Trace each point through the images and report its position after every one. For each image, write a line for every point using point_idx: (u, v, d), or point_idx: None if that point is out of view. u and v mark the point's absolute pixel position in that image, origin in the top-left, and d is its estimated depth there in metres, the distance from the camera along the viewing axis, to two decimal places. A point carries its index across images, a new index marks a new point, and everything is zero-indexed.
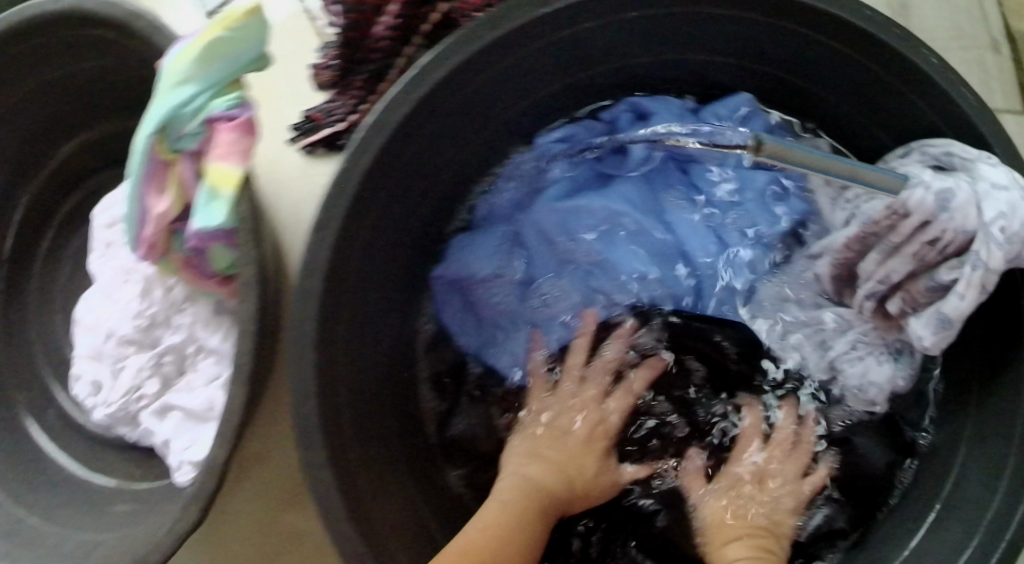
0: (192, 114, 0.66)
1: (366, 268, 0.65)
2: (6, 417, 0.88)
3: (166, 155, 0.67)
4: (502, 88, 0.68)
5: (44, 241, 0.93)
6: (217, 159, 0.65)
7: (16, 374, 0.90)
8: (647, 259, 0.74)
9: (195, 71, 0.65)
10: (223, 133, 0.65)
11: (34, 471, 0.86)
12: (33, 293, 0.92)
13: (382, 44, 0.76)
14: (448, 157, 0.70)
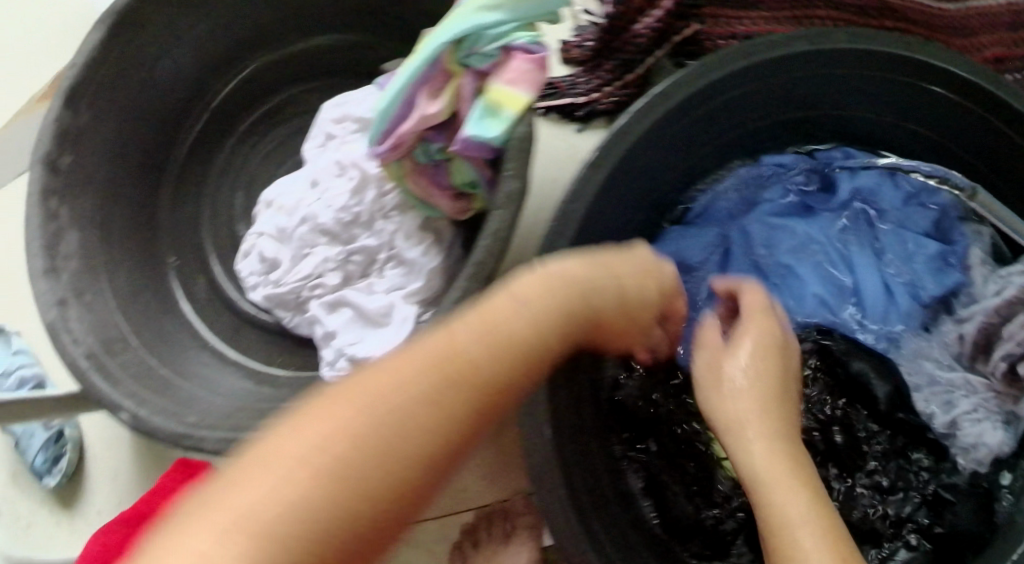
0: (493, 38, 0.70)
1: (601, 221, 0.70)
2: (161, 275, 0.90)
3: (452, 67, 0.72)
4: (744, 104, 0.74)
5: (234, 128, 0.95)
6: (505, 82, 0.70)
7: (180, 239, 0.93)
8: (825, 289, 0.80)
9: (507, 2, 0.70)
10: (519, 62, 0.70)
11: (167, 333, 0.86)
12: (212, 171, 0.94)
13: (639, 41, 0.83)
14: (686, 152, 0.76)
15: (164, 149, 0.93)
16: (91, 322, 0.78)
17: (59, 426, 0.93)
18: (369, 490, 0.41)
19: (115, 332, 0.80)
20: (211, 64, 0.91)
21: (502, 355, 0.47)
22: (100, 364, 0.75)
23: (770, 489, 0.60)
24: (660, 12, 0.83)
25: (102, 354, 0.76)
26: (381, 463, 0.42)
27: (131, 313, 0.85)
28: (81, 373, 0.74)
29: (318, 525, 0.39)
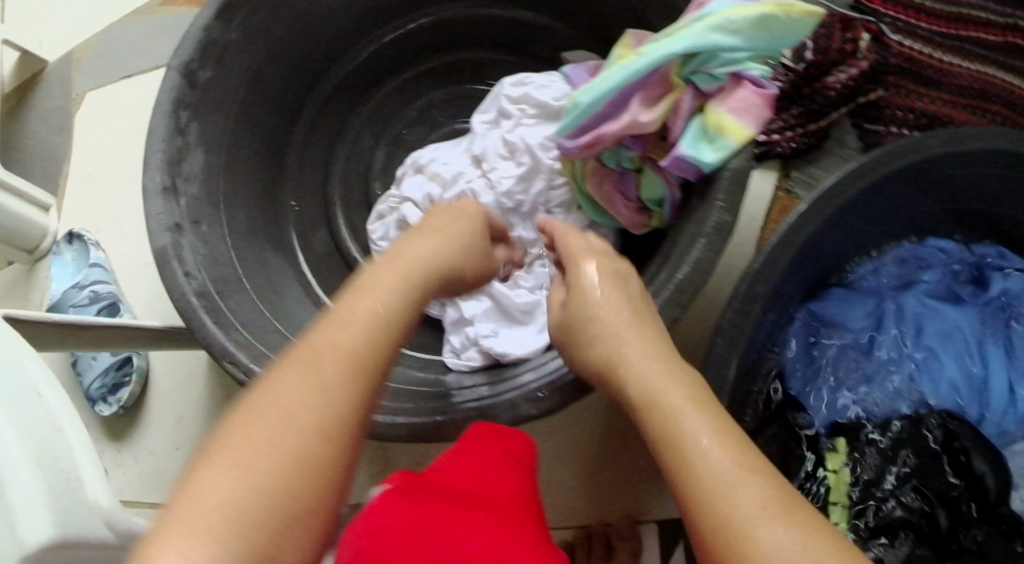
0: (722, 63, 0.66)
1: (788, 273, 0.69)
2: (282, 223, 0.86)
3: (672, 80, 0.67)
4: (929, 185, 0.74)
5: (383, 85, 0.93)
6: (729, 110, 0.65)
7: (309, 188, 0.90)
8: (955, 378, 0.76)
9: (746, 29, 0.64)
10: (746, 93, 0.65)
11: (279, 281, 0.81)
12: (353, 124, 0.93)
13: (829, 93, 0.81)
14: (863, 219, 0.75)
15: (305, 90, 0.88)
16: (205, 254, 0.72)
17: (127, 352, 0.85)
18: (295, 451, 0.42)
19: (228, 270, 0.74)
20: (370, 14, 0.86)
21: (412, 286, 0.53)
22: (211, 304, 0.69)
23: (746, 515, 0.42)
24: (852, 71, 0.82)
25: (214, 293, 0.70)
26: (305, 451, 0.42)
27: (243, 253, 0.78)
28: (188, 309, 0.67)
29: (263, 496, 0.40)
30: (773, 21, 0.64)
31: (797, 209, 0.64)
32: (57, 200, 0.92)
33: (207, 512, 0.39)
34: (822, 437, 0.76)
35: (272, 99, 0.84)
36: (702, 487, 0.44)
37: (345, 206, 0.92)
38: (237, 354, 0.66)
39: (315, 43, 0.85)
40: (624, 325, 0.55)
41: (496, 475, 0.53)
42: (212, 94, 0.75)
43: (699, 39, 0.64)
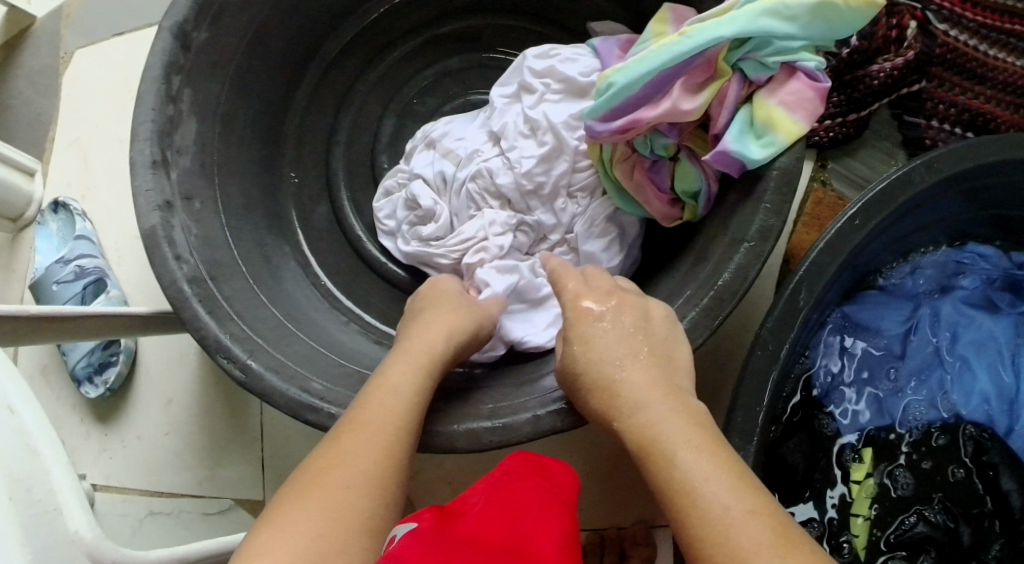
0: (773, 52, 0.62)
1: (829, 281, 0.65)
2: (280, 200, 0.81)
3: (721, 65, 0.63)
4: (979, 196, 0.69)
5: (392, 52, 0.87)
6: (781, 104, 0.62)
7: (310, 163, 0.85)
8: (994, 393, 0.71)
9: (802, 16, 0.61)
10: (800, 86, 0.62)
11: (278, 263, 0.76)
12: (358, 94, 0.87)
13: (873, 82, 0.78)
14: (910, 228, 0.70)
15: (309, 56, 0.82)
16: (198, 236, 0.67)
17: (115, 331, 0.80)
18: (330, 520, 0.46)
19: (224, 253, 0.69)
20: None
21: (430, 371, 0.57)
22: (205, 292, 0.64)
23: (739, 550, 0.41)
24: (899, 60, 0.77)
25: (208, 279, 0.65)
26: (340, 513, 0.46)
27: (243, 233, 0.74)
28: (178, 298, 0.62)
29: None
30: (829, 8, 0.61)
31: (843, 213, 0.62)
32: (41, 165, 0.87)
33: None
34: (848, 448, 0.71)
35: (274, 66, 0.78)
36: (700, 538, 0.43)
37: (351, 182, 0.87)
38: (231, 348, 0.62)
39: (320, 7, 0.78)
40: (625, 358, 0.54)
41: (533, 527, 0.47)
42: (209, 62, 0.70)
43: (751, 22, 0.60)
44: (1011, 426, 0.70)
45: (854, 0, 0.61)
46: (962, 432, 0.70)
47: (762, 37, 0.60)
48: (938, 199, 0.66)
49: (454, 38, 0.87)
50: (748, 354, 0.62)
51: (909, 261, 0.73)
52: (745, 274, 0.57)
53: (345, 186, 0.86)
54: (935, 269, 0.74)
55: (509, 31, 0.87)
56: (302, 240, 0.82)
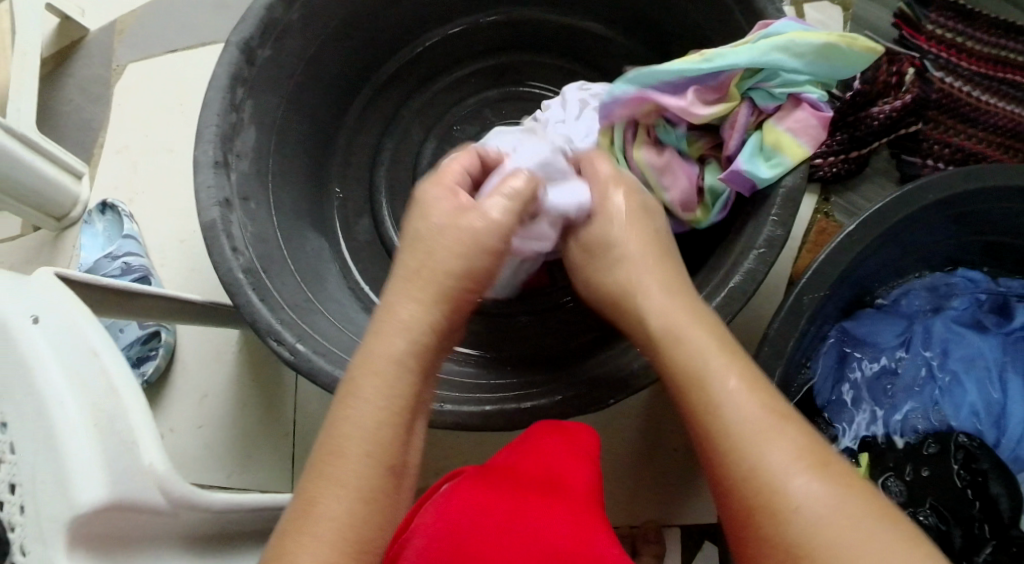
0: (782, 83, 0.69)
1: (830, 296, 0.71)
2: (322, 210, 0.86)
3: (733, 91, 0.71)
4: (967, 222, 0.76)
5: (432, 81, 0.94)
6: (788, 130, 0.69)
7: (350, 177, 0.90)
8: (982, 404, 0.76)
9: (810, 55, 0.68)
10: (805, 115, 0.69)
11: (320, 266, 0.81)
12: (398, 117, 0.93)
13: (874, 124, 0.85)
14: (905, 249, 0.77)
15: (356, 79, 0.88)
16: (251, 231, 0.71)
17: (156, 327, 0.84)
18: (367, 463, 0.46)
19: (273, 249, 0.74)
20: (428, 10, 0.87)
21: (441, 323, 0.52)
22: (257, 280, 0.68)
23: (769, 466, 0.44)
24: (897, 104, 0.85)
25: (259, 270, 0.69)
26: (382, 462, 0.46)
27: (290, 235, 0.78)
28: (233, 283, 0.66)
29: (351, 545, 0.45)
30: (833, 49, 0.68)
31: (844, 229, 0.68)
32: (89, 169, 0.91)
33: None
34: (846, 453, 0.77)
35: (323, 84, 0.84)
36: (734, 456, 0.45)
37: (390, 200, 0.91)
38: (281, 332, 0.66)
39: (370, 32, 0.85)
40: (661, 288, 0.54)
41: (559, 469, 0.55)
42: (269, 76, 0.75)
43: (764, 56, 0.67)
44: (996, 436, 0.76)
45: (858, 47, 0.68)
46: (953, 439, 0.74)
47: (773, 67, 0.67)
48: (930, 220, 0.73)
49: (495, 74, 0.94)
50: (762, 356, 0.67)
51: (901, 285, 0.82)
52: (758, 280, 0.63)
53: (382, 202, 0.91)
54: (927, 293, 0.81)
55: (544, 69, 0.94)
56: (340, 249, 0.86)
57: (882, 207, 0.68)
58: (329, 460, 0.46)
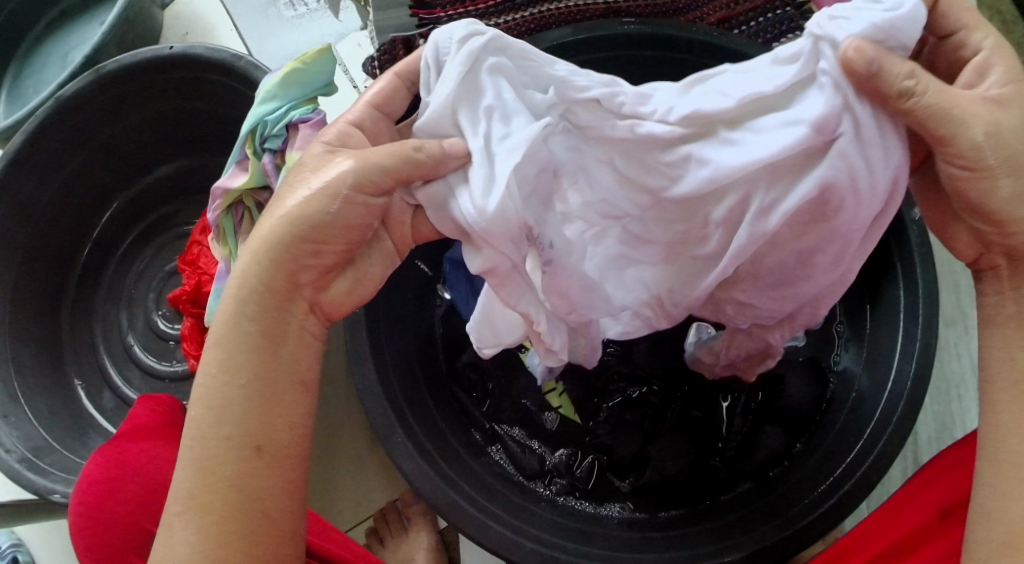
0: (275, 121, 0.79)
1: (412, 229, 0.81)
2: (68, 393, 0.95)
3: (250, 153, 0.80)
4: None
5: (121, 246, 1.03)
6: (297, 149, 0.78)
7: (79, 355, 0.99)
8: None
9: (280, 91, 0.79)
10: (304, 131, 0.79)
11: (81, 435, 0.92)
12: (105, 288, 1.03)
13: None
14: None
15: (60, 282, 0.99)
16: (20, 434, 0.84)
17: (12, 552, 0.96)
18: (231, 400, 0.57)
19: (36, 437, 0.85)
20: (85, 201, 0.99)
21: (268, 269, 0.58)
22: (33, 464, 0.81)
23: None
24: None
25: (34, 457, 0.83)
26: (244, 390, 0.57)
27: (48, 423, 0.89)
28: (13, 474, 0.80)
29: (234, 467, 0.56)
30: (293, 75, 0.79)
31: None
32: None
33: (187, 498, 0.56)
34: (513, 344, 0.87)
35: (31, 304, 0.95)
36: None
37: (110, 350, 1.00)
38: (59, 488, 0.79)
39: (53, 240, 0.97)
40: None
41: (147, 447, 0.74)
42: None
43: (247, 120, 0.78)
44: None
45: (310, 58, 0.79)
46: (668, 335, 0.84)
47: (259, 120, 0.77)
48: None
49: (159, 219, 1.05)
50: (385, 312, 0.77)
51: None
52: None
53: (105, 355, 1.00)
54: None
55: (192, 185, 1.05)
56: (101, 423, 0.95)
57: None
58: (208, 392, 0.57)
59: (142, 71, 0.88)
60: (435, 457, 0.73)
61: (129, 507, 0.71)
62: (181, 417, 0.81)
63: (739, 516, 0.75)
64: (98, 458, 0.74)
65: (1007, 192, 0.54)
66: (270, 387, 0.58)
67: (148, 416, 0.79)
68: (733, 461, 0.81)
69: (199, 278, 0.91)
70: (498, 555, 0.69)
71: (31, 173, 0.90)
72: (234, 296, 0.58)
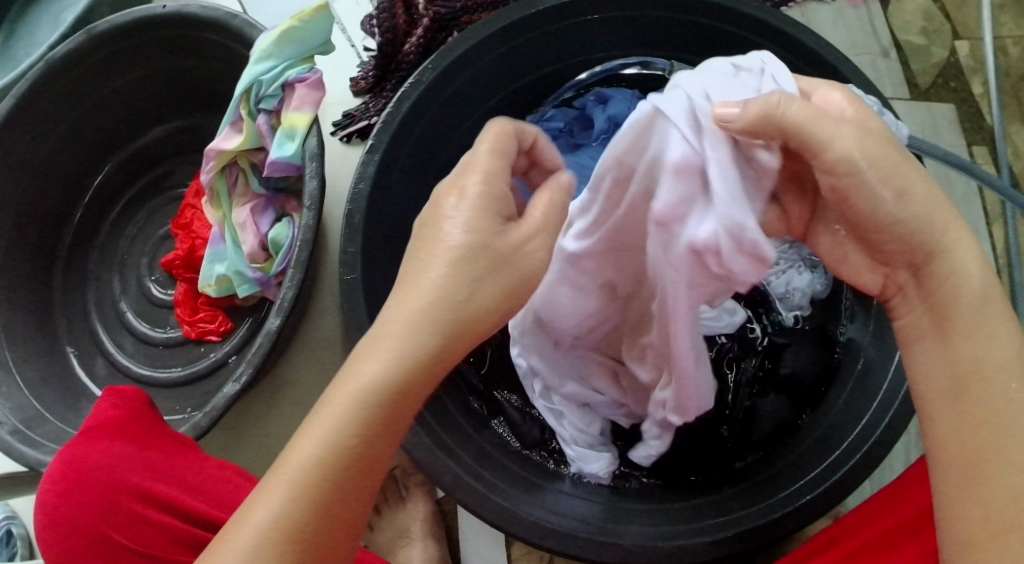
0: (271, 81, 0.77)
1: (407, 193, 0.79)
2: (59, 361, 0.93)
3: (245, 114, 0.79)
4: (524, 63, 0.82)
5: (113, 211, 1.01)
6: (292, 109, 0.76)
7: (69, 321, 0.96)
8: None
9: (275, 49, 0.76)
10: (300, 90, 0.77)
11: (72, 404, 0.90)
12: (95, 253, 1.00)
13: (409, 58, 0.85)
14: (480, 112, 0.84)
15: (50, 249, 0.97)
16: (11, 404, 0.82)
17: (6, 526, 0.91)
18: (329, 477, 0.47)
19: (26, 407, 0.84)
20: (76, 166, 0.97)
21: (394, 386, 0.48)
22: (24, 436, 0.80)
23: (1011, 406, 0.50)
24: (420, 29, 0.84)
25: (25, 428, 0.81)
26: (355, 469, 0.48)
27: (38, 391, 0.87)
28: (4, 446, 0.79)
29: (321, 502, 0.47)
30: (289, 33, 0.76)
31: (374, 135, 0.74)
32: None
33: (266, 530, 0.46)
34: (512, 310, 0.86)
35: (21, 272, 0.93)
36: (985, 423, 0.50)
37: (102, 317, 0.96)
38: (50, 460, 0.78)
39: (42, 205, 0.95)
40: (968, 267, 0.52)
41: (108, 446, 0.72)
42: None
43: (240, 82, 0.76)
44: None
45: (306, 15, 0.77)
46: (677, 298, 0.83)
47: (254, 81, 0.75)
48: (467, 90, 0.79)
49: (152, 181, 1.01)
50: (383, 278, 0.75)
51: None
52: (313, 235, 0.72)
53: (96, 321, 0.96)
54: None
55: (184, 148, 1.02)
56: (93, 391, 0.93)
57: (406, 90, 0.74)
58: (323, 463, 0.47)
59: (132, 30, 0.86)
60: (432, 427, 0.71)
61: (86, 510, 0.70)
62: (147, 412, 0.76)
63: (739, 491, 0.73)
64: (66, 454, 0.72)
65: (890, 196, 0.51)
66: (376, 474, 0.49)
67: (111, 412, 0.74)
68: (741, 434, 0.79)
69: (193, 241, 0.89)
70: (497, 527, 0.68)
71: (20, 139, 0.89)
72: (374, 379, 0.48)
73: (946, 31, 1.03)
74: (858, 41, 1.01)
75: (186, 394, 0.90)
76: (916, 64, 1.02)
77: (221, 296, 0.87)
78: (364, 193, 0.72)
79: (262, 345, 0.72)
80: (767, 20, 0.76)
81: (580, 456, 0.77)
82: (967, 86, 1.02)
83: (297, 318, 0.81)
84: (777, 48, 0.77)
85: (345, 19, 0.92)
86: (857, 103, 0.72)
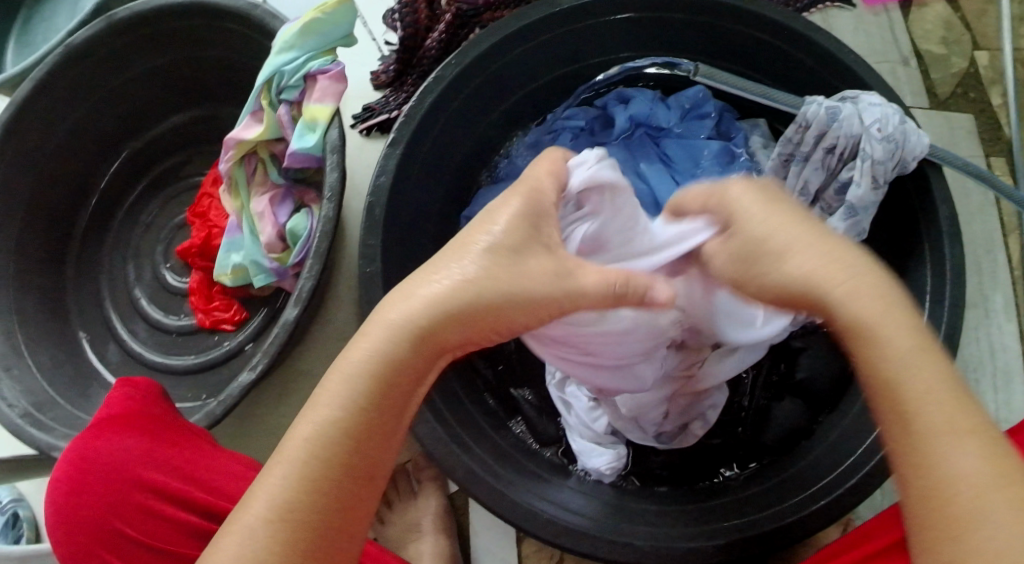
0: (292, 72, 0.77)
1: (426, 187, 0.79)
2: (72, 347, 0.93)
3: (266, 104, 0.79)
4: (547, 61, 0.82)
5: (128, 198, 1.01)
6: (313, 101, 0.76)
7: (82, 306, 0.96)
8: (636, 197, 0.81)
9: (298, 41, 0.76)
10: (320, 82, 0.76)
11: (83, 388, 0.90)
12: (108, 240, 0.99)
13: (430, 54, 0.85)
14: (500, 109, 0.83)
15: (65, 236, 0.97)
16: (23, 388, 0.82)
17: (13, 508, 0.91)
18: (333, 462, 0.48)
19: (38, 390, 0.84)
20: (92, 152, 0.97)
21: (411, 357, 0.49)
22: (37, 420, 0.80)
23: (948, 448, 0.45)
24: (442, 25, 0.84)
25: (36, 412, 0.81)
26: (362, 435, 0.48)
27: (50, 376, 0.87)
28: (16, 430, 0.79)
29: (322, 484, 0.47)
30: (312, 24, 0.76)
31: (396, 127, 0.74)
32: None
33: (255, 527, 0.46)
34: None
35: (34, 257, 0.93)
36: (922, 479, 0.45)
37: (115, 303, 0.96)
38: (61, 445, 0.78)
39: (56, 192, 0.95)
40: (887, 336, 0.46)
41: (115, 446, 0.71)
42: None
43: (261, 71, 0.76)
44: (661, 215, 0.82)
45: (329, 7, 0.77)
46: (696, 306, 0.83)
47: (275, 71, 0.75)
48: (488, 86, 0.79)
49: (169, 169, 1.01)
50: (401, 270, 0.75)
51: (505, 147, 0.89)
52: (334, 226, 0.72)
53: (109, 306, 0.96)
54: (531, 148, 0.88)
55: (200, 136, 1.01)
56: (105, 376, 0.93)
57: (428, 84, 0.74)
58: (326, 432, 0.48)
59: (154, 16, 0.85)
60: (446, 421, 0.71)
61: (95, 507, 0.70)
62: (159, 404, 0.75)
63: (752, 495, 0.73)
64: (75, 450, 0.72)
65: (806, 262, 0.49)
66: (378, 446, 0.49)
67: (122, 405, 0.74)
68: (756, 435, 0.80)
69: (210, 230, 0.89)
70: (511, 523, 0.68)
71: (37, 123, 0.89)
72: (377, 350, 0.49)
73: (966, 41, 1.03)
74: (877, 48, 1.01)
75: (199, 383, 0.90)
76: (936, 73, 1.01)
77: (236, 286, 0.87)
78: (385, 186, 0.72)
79: (279, 335, 0.72)
80: (791, 26, 0.76)
81: (582, 451, 0.78)
82: (986, 98, 1.01)
83: (313, 309, 0.81)
84: (801, 55, 0.77)
85: (367, 12, 0.92)
86: (880, 111, 0.72)
